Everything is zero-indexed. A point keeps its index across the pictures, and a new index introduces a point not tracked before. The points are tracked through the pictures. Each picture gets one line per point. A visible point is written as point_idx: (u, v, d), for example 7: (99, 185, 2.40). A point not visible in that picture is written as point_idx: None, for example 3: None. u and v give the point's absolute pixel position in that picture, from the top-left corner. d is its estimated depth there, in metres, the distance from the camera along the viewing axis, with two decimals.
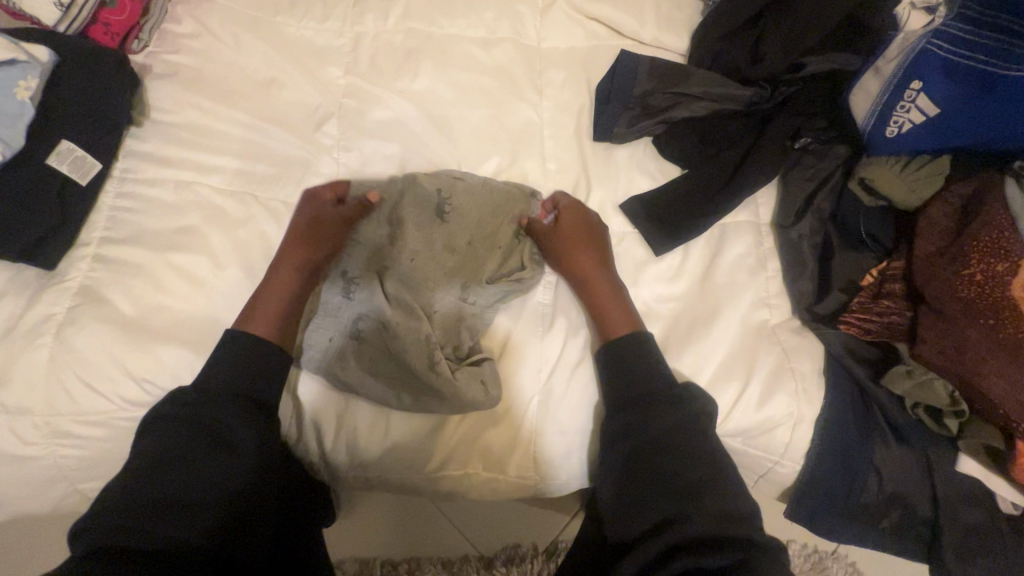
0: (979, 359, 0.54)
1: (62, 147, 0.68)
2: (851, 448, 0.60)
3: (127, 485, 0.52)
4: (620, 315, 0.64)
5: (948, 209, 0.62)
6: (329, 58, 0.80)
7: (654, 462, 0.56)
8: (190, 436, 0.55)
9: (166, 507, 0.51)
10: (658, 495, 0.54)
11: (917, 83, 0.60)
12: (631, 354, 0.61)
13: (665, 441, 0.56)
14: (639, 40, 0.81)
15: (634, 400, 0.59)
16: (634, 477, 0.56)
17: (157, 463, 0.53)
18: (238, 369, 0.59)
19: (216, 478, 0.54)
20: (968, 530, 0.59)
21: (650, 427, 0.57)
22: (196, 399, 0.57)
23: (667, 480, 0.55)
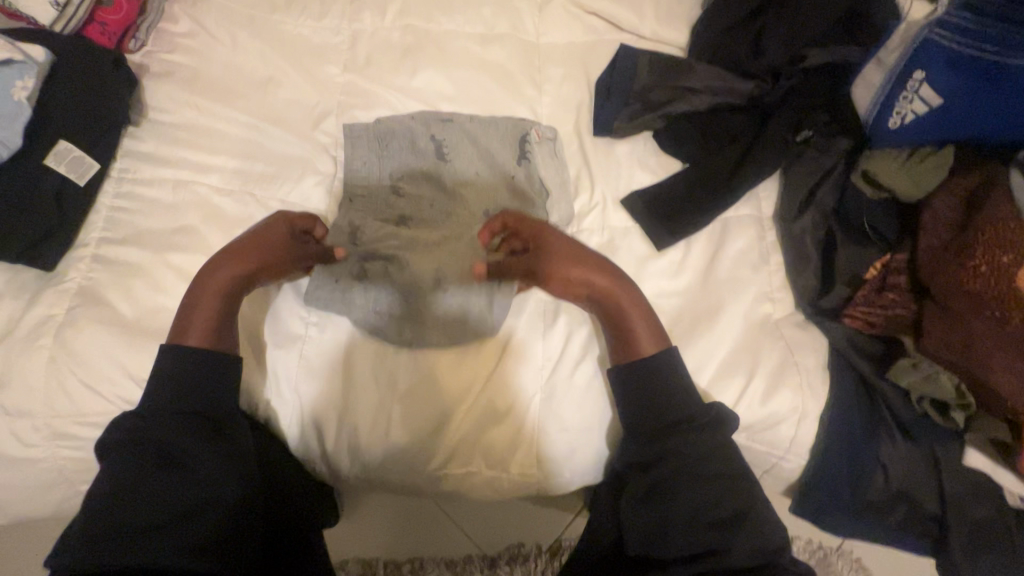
0: (984, 352, 0.54)
1: (60, 147, 0.68)
2: (857, 444, 0.59)
3: (96, 515, 0.52)
4: (647, 329, 0.60)
5: (954, 200, 0.61)
6: (327, 56, 0.79)
7: (681, 490, 0.55)
8: (151, 460, 0.54)
9: (144, 533, 0.51)
10: (686, 523, 0.54)
11: (919, 73, 0.60)
12: (649, 372, 0.58)
13: (691, 471, 0.55)
14: (638, 34, 0.81)
15: (658, 421, 0.57)
16: (661, 501, 0.55)
17: (125, 492, 0.53)
18: (192, 385, 0.57)
19: (191, 499, 0.54)
20: (978, 525, 0.58)
21: (672, 456, 0.56)
22: (152, 423, 0.55)
23: (695, 510, 0.54)
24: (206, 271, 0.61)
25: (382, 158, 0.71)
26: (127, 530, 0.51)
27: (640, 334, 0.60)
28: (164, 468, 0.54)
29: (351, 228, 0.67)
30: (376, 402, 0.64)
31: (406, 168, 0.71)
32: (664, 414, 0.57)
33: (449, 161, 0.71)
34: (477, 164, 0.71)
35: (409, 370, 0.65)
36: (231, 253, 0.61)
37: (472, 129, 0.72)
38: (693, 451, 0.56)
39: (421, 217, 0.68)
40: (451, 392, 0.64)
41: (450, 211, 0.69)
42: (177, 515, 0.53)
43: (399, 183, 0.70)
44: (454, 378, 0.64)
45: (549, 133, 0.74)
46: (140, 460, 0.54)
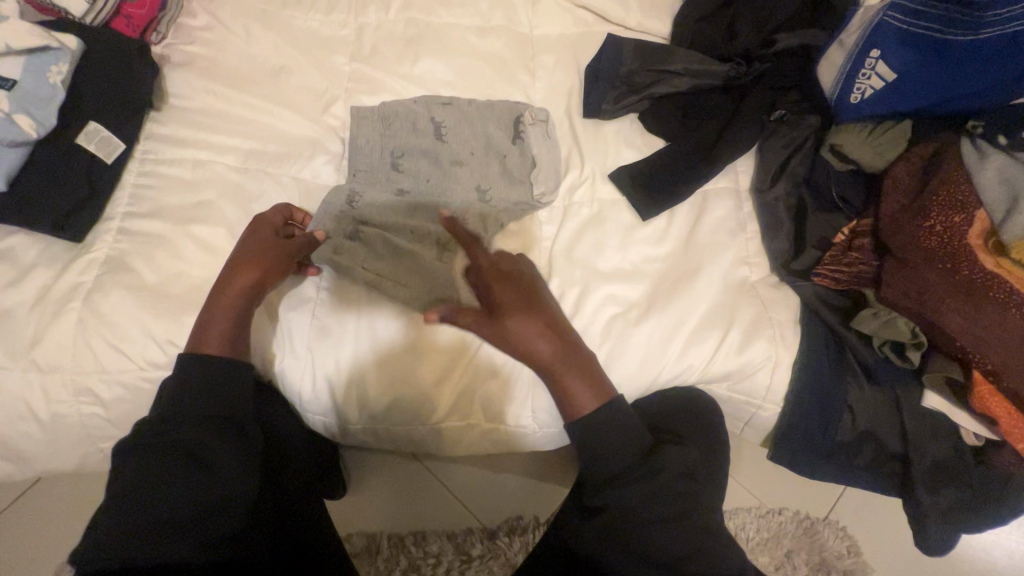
0: (937, 299, 0.59)
1: (90, 128, 0.74)
2: (825, 389, 0.65)
3: (119, 513, 0.55)
4: (587, 384, 0.63)
5: (911, 167, 0.66)
6: (335, 47, 0.85)
7: (635, 531, 0.60)
8: (170, 461, 0.58)
9: (159, 532, 0.55)
10: (641, 559, 0.59)
11: (876, 51, 0.66)
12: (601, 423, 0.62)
13: (644, 512, 0.60)
14: (624, 25, 0.87)
15: (604, 467, 0.62)
16: (619, 540, 0.60)
17: (143, 492, 0.56)
18: (211, 393, 0.62)
19: (202, 501, 0.57)
20: (935, 461, 0.64)
21: (624, 487, 0.61)
22: (170, 428, 0.59)
23: (654, 545, 0.59)
24: (219, 283, 0.66)
25: (385, 137, 0.76)
26: (145, 524, 0.55)
27: (578, 394, 0.63)
28: (185, 467, 0.58)
29: (349, 195, 0.72)
30: (382, 359, 0.69)
31: (406, 146, 0.75)
32: (602, 465, 0.62)
33: (447, 141, 0.76)
34: (473, 144, 0.76)
35: (411, 331, 0.69)
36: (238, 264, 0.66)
37: (469, 112, 0.77)
38: (642, 488, 0.61)
39: (419, 190, 0.74)
40: (447, 352, 0.69)
41: (446, 186, 0.74)
42: (191, 515, 0.56)
43: (400, 160, 0.75)
44: (450, 340, 0.69)
45: (542, 115, 0.78)
46: (160, 461, 0.58)
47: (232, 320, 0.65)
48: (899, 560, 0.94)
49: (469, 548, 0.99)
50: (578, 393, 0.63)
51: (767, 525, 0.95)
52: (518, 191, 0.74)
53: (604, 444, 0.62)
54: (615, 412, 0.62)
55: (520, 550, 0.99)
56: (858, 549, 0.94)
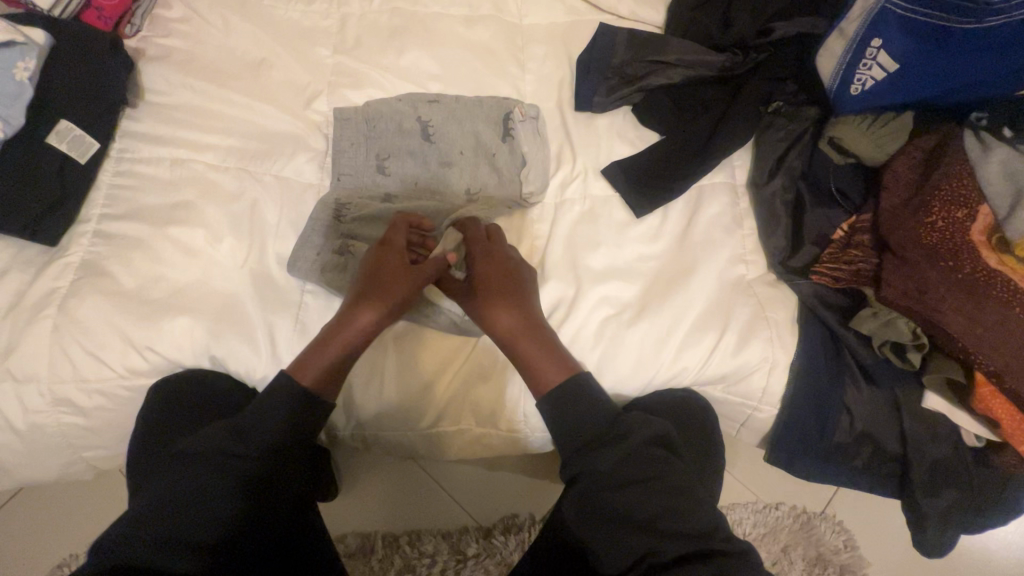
0: (940, 298, 0.57)
1: (61, 126, 0.71)
2: (824, 391, 0.63)
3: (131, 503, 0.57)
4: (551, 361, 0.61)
5: (912, 160, 0.64)
6: (317, 38, 0.82)
7: (607, 501, 0.55)
8: (205, 470, 0.56)
9: (154, 536, 0.51)
10: (617, 523, 0.53)
11: (876, 41, 0.63)
12: (569, 395, 0.59)
13: (615, 475, 0.56)
14: (617, 14, 0.84)
15: (578, 437, 0.58)
16: (594, 508, 0.55)
17: (171, 492, 0.55)
18: (266, 420, 0.60)
19: (183, 493, 0.54)
20: (935, 461, 0.63)
21: (596, 457, 0.57)
22: (218, 444, 0.58)
23: (622, 511, 0.54)
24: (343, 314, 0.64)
25: (370, 138, 0.73)
26: (156, 521, 0.53)
27: (545, 371, 0.61)
28: (216, 481, 0.56)
29: (337, 203, 0.71)
30: (373, 361, 0.68)
31: (393, 145, 0.73)
32: (573, 432, 0.58)
33: (435, 138, 0.73)
34: (461, 143, 0.73)
35: (403, 333, 0.68)
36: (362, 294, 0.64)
37: (456, 108, 0.75)
38: (614, 456, 0.56)
39: (410, 191, 0.73)
40: (439, 353, 0.68)
41: (436, 186, 0.72)
42: (189, 532, 0.53)
43: (386, 163, 0.73)
44: (444, 341, 0.68)
45: (533, 111, 0.75)
46: (195, 467, 0.56)
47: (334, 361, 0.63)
48: (896, 555, 0.93)
49: (464, 548, 0.98)
50: (536, 370, 0.61)
51: (764, 520, 0.94)
52: (508, 190, 0.72)
53: (577, 411, 0.59)
54: (584, 390, 0.60)
55: (516, 548, 0.98)
56: (855, 544, 0.93)
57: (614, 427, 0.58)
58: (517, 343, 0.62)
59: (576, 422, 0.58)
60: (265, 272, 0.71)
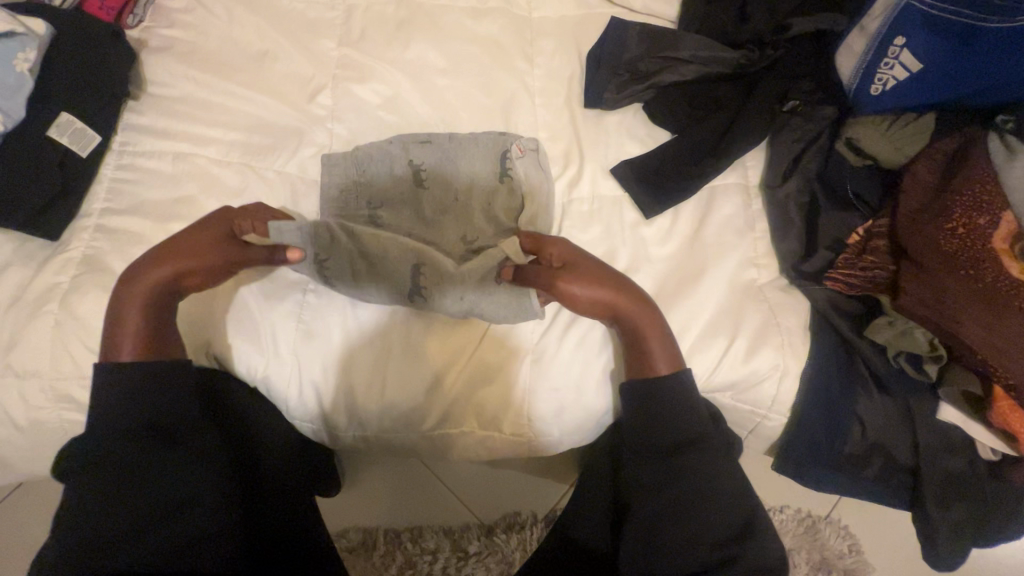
0: (960, 308, 0.55)
1: (62, 119, 0.70)
2: (835, 401, 0.62)
3: (85, 521, 0.53)
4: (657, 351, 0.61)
5: (933, 163, 0.62)
6: (322, 31, 0.80)
7: (691, 518, 0.57)
8: (108, 481, 0.54)
9: (119, 545, 0.53)
10: (692, 543, 0.56)
11: (900, 39, 0.61)
12: (665, 395, 0.59)
13: (685, 499, 0.57)
14: (629, 7, 0.81)
15: (662, 445, 0.59)
16: (669, 522, 0.57)
17: (99, 507, 0.54)
18: (124, 407, 0.56)
19: (155, 508, 0.55)
20: (948, 474, 0.61)
21: (686, 475, 0.58)
22: (98, 457, 0.55)
23: (703, 526, 0.57)
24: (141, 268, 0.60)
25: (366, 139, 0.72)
26: (108, 543, 0.53)
27: (654, 355, 0.60)
28: (122, 485, 0.54)
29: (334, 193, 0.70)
30: (375, 362, 0.67)
31: (387, 146, 0.71)
32: (666, 438, 0.59)
33: (434, 139, 0.72)
34: (462, 141, 0.72)
35: (405, 331, 0.67)
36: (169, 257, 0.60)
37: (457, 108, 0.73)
38: (700, 467, 0.58)
39: (410, 189, 0.70)
40: (443, 351, 0.66)
41: (439, 185, 0.70)
42: (150, 520, 0.54)
43: (386, 162, 0.71)
44: (449, 337, 0.67)
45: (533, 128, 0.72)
46: (99, 489, 0.54)
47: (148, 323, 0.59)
48: (901, 561, 0.92)
49: (466, 545, 0.97)
50: (652, 356, 0.60)
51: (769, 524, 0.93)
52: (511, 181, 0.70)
53: (650, 432, 0.59)
54: (679, 403, 0.59)
55: (518, 547, 0.97)
56: (860, 548, 0.92)
57: (690, 444, 0.59)
58: (642, 322, 0.61)
59: (677, 439, 0.58)
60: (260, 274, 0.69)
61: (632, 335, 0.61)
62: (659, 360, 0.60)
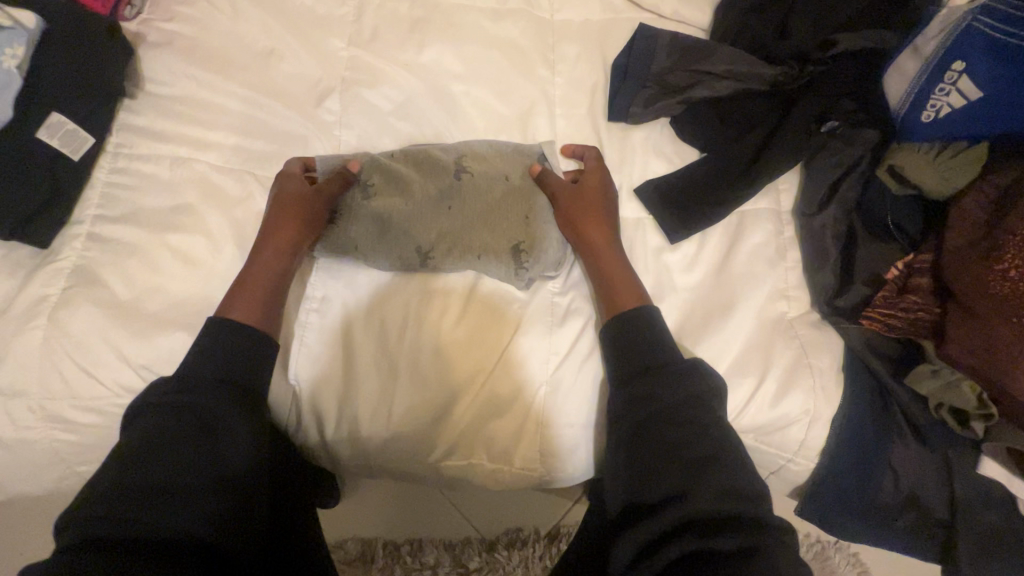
0: (1011, 360, 0.52)
1: (53, 120, 0.65)
2: (869, 449, 0.59)
3: (120, 472, 0.47)
4: (626, 290, 0.61)
5: (984, 198, 0.58)
6: (331, 28, 0.75)
7: (669, 445, 0.50)
8: (177, 435, 0.50)
9: (166, 504, 0.46)
10: (675, 475, 0.49)
11: (959, 63, 0.58)
12: (631, 330, 0.58)
13: (655, 426, 0.52)
14: (658, 13, 0.76)
15: (643, 378, 0.54)
16: (643, 454, 0.51)
17: (149, 458, 0.48)
18: (220, 366, 0.55)
19: (208, 473, 0.49)
20: (983, 531, 0.58)
21: (658, 398, 0.53)
22: (172, 412, 0.51)
23: (687, 461, 0.49)
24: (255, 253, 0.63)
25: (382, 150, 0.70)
26: (152, 498, 0.46)
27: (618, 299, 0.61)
28: (194, 443, 0.50)
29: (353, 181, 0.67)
30: (380, 387, 0.63)
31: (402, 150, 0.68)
32: (643, 359, 0.56)
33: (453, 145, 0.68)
34: (482, 148, 0.68)
35: (411, 355, 0.63)
36: (269, 232, 0.63)
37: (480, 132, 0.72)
38: (684, 403, 0.52)
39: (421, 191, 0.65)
40: (454, 376, 0.63)
41: (453, 192, 0.66)
42: (208, 486, 0.49)
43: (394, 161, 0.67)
44: (461, 360, 0.63)
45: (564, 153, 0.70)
46: (154, 447, 0.49)
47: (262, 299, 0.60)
48: None
49: (466, 561, 0.94)
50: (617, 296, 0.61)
51: None
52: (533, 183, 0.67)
53: (641, 392, 0.54)
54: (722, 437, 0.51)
55: (520, 564, 0.94)
56: None
57: (684, 408, 0.52)
58: (611, 276, 0.62)
59: (662, 403, 0.53)
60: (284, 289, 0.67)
61: (602, 278, 0.63)
62: (623, 299, 0.61)
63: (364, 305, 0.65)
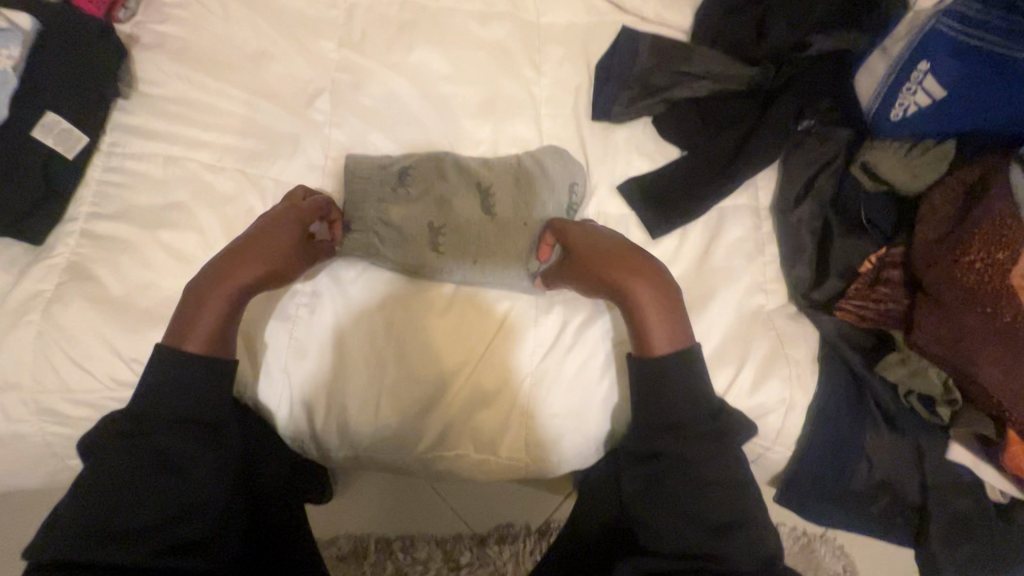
0: (977, 348, 0.54)
1: (47, 118, 0.67)
2: (843, 436, 0.61)
3: (84, 501, 0.50)
4: (659, 326, 0.56)
5: (952, 193, 0.60)
6: (321, 30, 0.77)
7: (691, 495, 0.54)
8: (135, 470, 0.52)
9: (130, 535, 0.50)
10: (689, 520, 0.54)
11: (924, 63, 0.60)
12: (652, 376, 0.56)
13: (681, 477, 0.54)
14: (641, 16, 0.78)
15: (666, 425, 0.55)
16: (660, 493, 0.55)
17: (110, 493, 0.51)
18: (175, 397, 0.54)
19: (169, 506, 0.52)
20: (955, 519, 0.60)
21: (690, 457, 0.54)
22: (127, 443, 0.52)
23: (702, 510, 0.54)
24: (213, 268, 0.57)
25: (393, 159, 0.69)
26: (118, 529, 0.50)
27: (653, 333, 0.56)
28: (151, 477, 0.52)
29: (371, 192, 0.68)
30: (370, 379, 0.65)
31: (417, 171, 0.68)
32: (675, 414, 0.55)
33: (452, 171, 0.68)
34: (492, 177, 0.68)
35: (399, 346, 0.64)
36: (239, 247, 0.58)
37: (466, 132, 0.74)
38: (712, 460, 0.54)
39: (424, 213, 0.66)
40: (437, 375, 0.64)
41: (449, 210, 0.66)
42: (170, 515, 0.52)
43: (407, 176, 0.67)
44: (449, 352, 0.64)
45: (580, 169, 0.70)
46: (114, 480, 0.51)
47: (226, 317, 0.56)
48: None
49: (458, 556, 0.95)
50: (653, 336, 0.56)
51: None
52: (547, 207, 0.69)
53: (669, 449, 0.55)
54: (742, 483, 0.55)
55: (510, 559, 0.96)
56: (854, 569, 0.89)
57: (709, 469, 0.54)
58: (655, 318, 0.57)
59: (692, 459, 0.54)
60: None
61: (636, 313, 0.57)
62: (658, 340, 0.56)
63: (353, 298, 0.66)
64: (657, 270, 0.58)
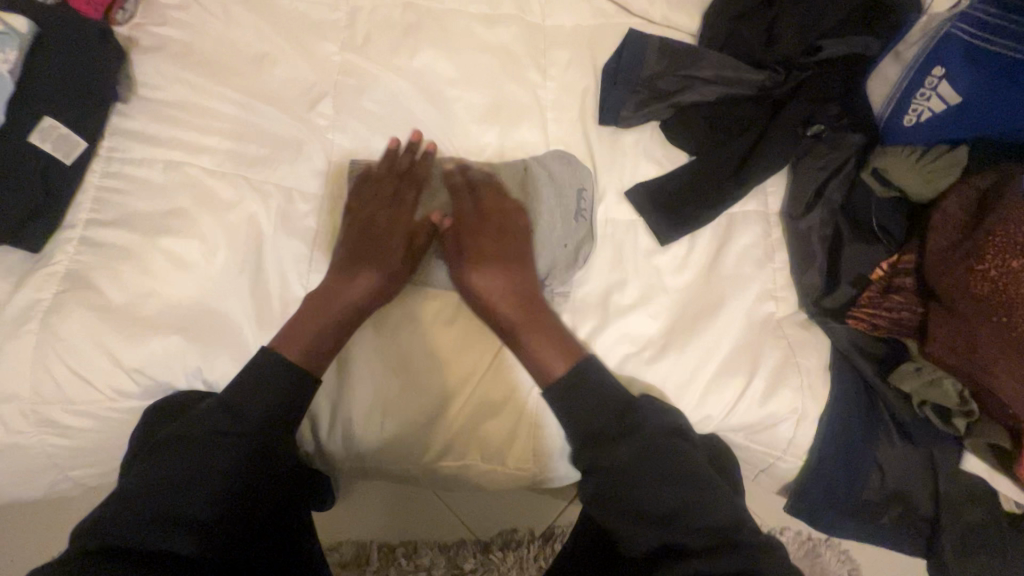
0: (990, 358, 0.54)
1: (45, 123, 0.66)
2: (855, 447, 0.60)
3: (135, 495, 0.50)
4: (555, 344, 0.60)
5: (964, 200, 0.59)
6: (324, 33, 0.76)
7: (650, 486, 0.53)
8: (193, 465, 0.52)
9: (173, 530, 0.49)
10: (665, 515, 0.52)
11: (939, 69, 0.60)
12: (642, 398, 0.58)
13: (638, 469, 0.53)
14: (648, 19, 0.77)
15: (609, 419, 0.56)
16: (625, 492, 0.53)
17: (164, 487, 0.51)
18: (247, 397, 0.56)
19: (216, 504, 0.52)
20: (966, 529, 0.60)
21: (643, 447, 0.54)
22: (189, 440, 0.54)
23: (674, 500, 0.52)
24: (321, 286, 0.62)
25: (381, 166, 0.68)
26: (163, 522, 0.49)
27: (541, 350, 0.60)
28: (207, 473, 0.52)
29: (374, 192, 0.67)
30: (374, 389, 0.63)
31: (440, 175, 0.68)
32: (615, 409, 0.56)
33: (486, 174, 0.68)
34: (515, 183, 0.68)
35: (405, 353, 0.63)
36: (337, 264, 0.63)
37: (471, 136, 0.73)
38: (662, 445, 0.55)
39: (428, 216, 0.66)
40: (444, 384, 0.63)
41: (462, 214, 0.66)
42: (217, 515, 0.51)
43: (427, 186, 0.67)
44: (456, 363, 0.64)
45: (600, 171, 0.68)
46: (170, 475, 0.51)
47: (322, 326, 0.61)
48: None
49: (461, 562, 0.95)
50: (543, 347, 0.60)
51: None
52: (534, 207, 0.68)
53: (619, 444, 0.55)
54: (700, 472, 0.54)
55: (514, 565, 0.95)
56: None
57: (660, 453, 0.54)
58: (541, 333, 0.61)
59: (648, 448, 0.54)
60: (290, 294, 0.68)
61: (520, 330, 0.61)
62: (550, 356, 0.59)
63: None
64: (517, 282, 0.63)
